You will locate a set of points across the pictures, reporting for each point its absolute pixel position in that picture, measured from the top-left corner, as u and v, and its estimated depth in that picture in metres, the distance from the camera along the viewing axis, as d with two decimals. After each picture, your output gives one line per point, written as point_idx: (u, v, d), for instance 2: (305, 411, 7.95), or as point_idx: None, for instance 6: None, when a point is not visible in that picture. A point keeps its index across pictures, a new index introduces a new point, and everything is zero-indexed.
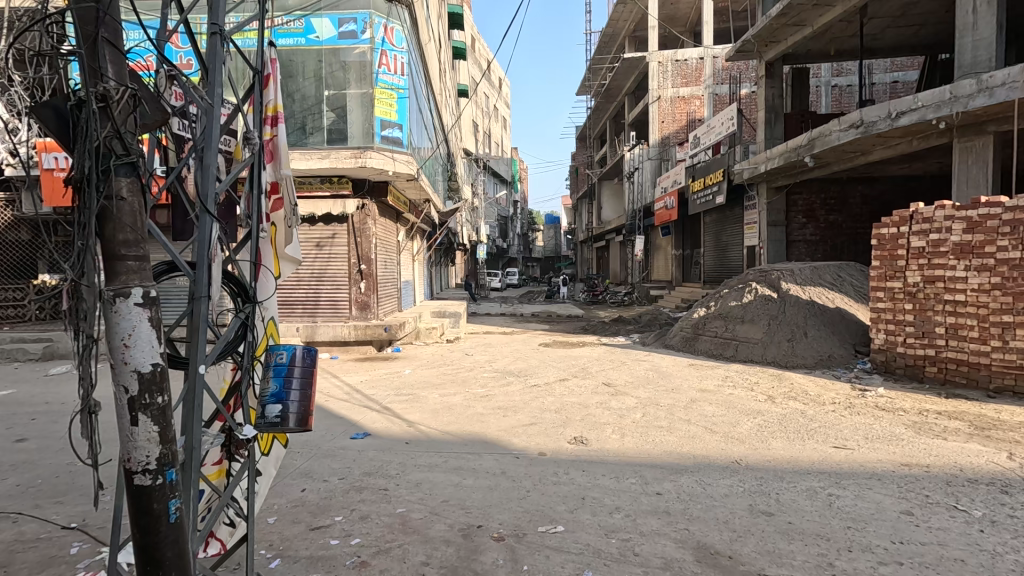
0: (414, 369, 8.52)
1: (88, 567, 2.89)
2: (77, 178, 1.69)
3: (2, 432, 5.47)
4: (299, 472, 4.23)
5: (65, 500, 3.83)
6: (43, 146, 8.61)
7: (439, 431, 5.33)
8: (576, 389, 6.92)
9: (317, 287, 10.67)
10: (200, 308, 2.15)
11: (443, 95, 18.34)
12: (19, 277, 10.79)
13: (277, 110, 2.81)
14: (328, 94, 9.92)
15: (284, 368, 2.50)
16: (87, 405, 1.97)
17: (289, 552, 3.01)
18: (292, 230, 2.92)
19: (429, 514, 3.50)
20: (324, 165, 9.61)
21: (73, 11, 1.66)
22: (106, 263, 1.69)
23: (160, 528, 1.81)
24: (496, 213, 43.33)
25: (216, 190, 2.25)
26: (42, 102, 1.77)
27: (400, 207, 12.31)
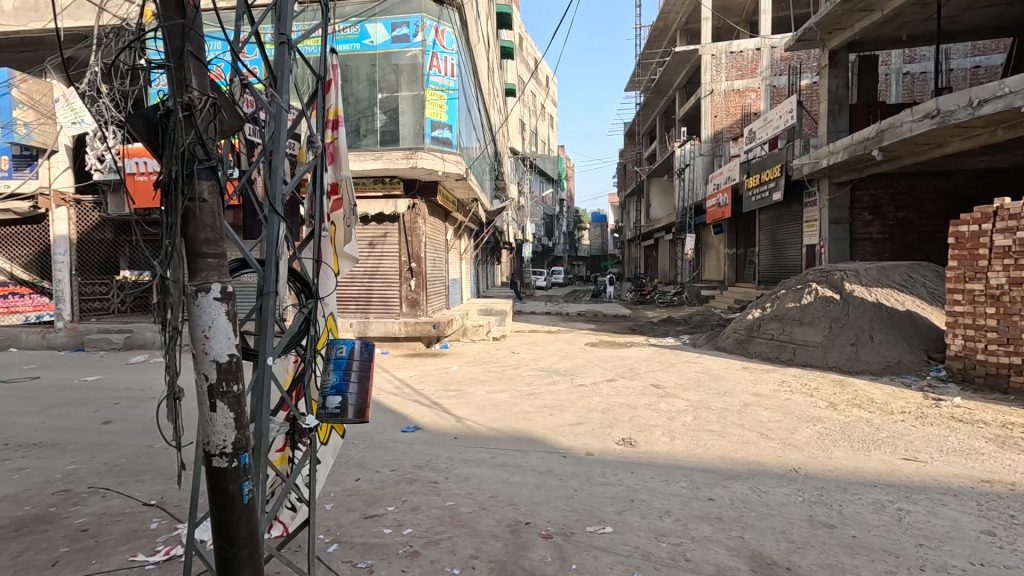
0: (462, 365, 8.66)
1: (166, 541, 3.13)
2: (164, 182, 1.82)
3: (91, 414, 6.00)
4: (353, 462, 4.41)
5: (145, 478, 4.16)
6: (129, 153, 9.25)
7: (486, 428, 5.40)
8: (623, 390, 6.84)
9: (370, 285, 11.03)
10: (268, 303, 2.28)
11: (490, 95, 18.49)
12: (104, 273, 11.60)
13: (338, 114, 2.92)
14: (381, 97, 10.24)
15: (344, 361, 2.61)
16: (171, 391, 2.12)
17: (346, 538, 3.14)
18: (350, 229, 3.03)
19: (478, 508, 3.56)
20: (377, 166, 9.94)
21: (161, 27, 1.79)
22: (191, 260, 1.82)
23: (234, 507, 1.94)
24: (542, 211, 43.32)
25: (283, 191, 2.37)
26: (134, 111, 1.91)
27: (449, 206, 12.54)
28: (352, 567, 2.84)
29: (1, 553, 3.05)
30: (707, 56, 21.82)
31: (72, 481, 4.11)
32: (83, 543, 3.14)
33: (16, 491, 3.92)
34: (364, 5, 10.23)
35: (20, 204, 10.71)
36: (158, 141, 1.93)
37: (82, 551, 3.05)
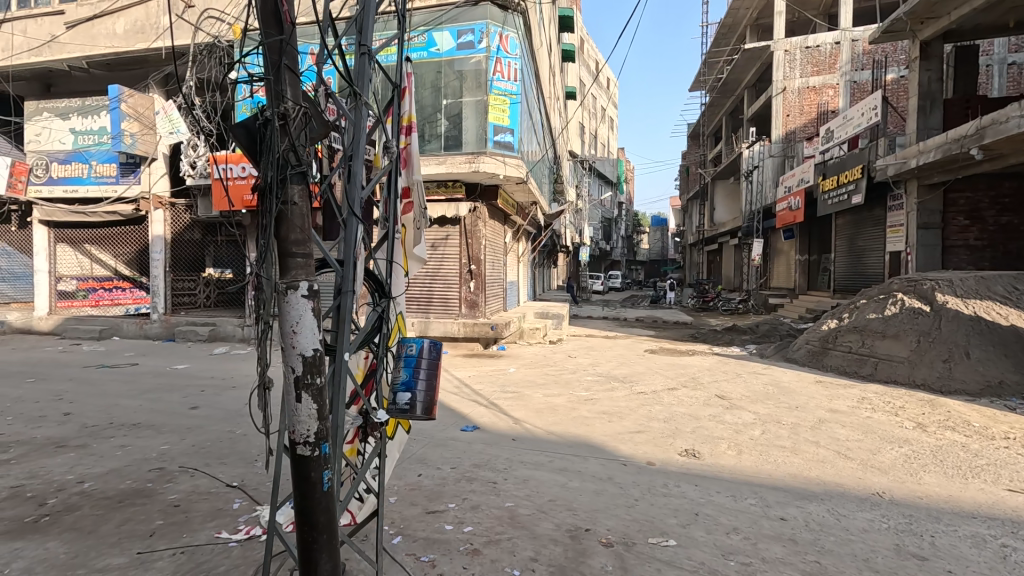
0: (519, 367, 8.71)
1: (246, 521, 3.35)
2: (261, 187, 1.97)
3: (181, 400, 6.56)
4: (415, 458, 4.54)
5: (227, 461, 4.49)
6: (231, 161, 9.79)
7: (544, 431, 5.40)
8: (686, 399, 6.62)
9: (431, 286, 11.34)
10: (346, 301, 2.39)
11: (551, 98, 18.53)
12: (192, 270, 13.12)
13: (411, 119, 3.00)
14: (446, 103, 10.54)
15: (413, 359, 2.70)
16: (262, 381, 2.27)
17: (409, 531, 3.24)
18: (420, 232, 3.12)
19: (537, 511, 3.56)
20: (440, 170, 10.20)
21: (262, 43, 1.92)
22: (281, 260, 1.95)
23: (314, 494, 2.05)
24: (600, 214, 42.82)
25: (360, 195, 2.47)
26: (235, 121, 2.07)
27: (508, 209, 12.68)
28: (415, 560, 2.91)
29: (108, 521, 3.38)
30: (780, 52, 20.84)
31: (166, 459, 4.51)
32: (175, 517, 3.42)
33: (119, 466, 4.34)
34: (432, 14, 10.58)
35: (125, 206, 11.90)
36: (256, 149, 2.08)
37: (176, 524, 3.33)
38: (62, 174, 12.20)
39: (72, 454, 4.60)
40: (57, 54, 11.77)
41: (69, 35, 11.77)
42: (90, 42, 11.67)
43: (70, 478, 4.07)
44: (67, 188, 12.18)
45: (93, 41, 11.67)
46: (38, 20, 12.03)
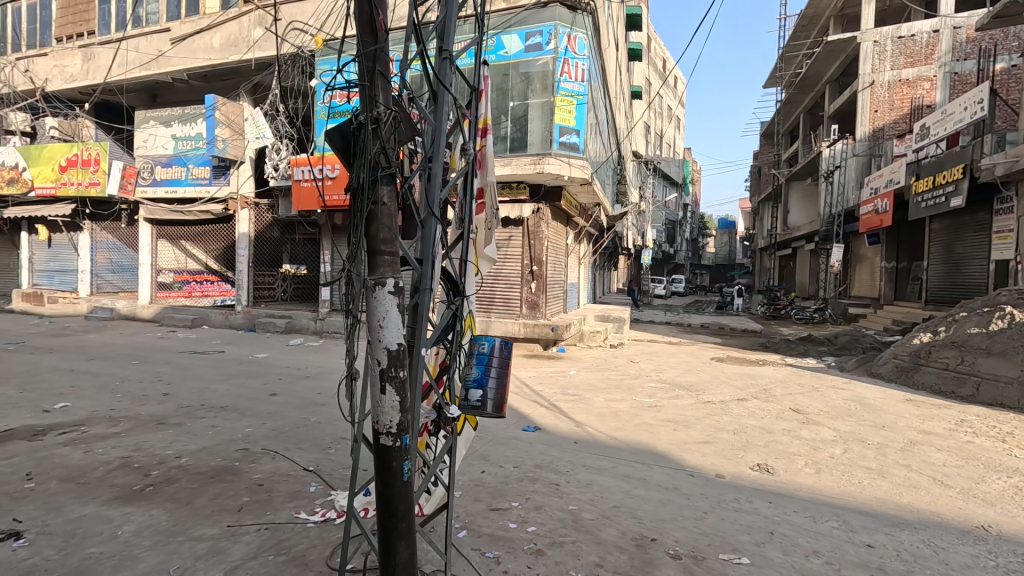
0: (580, 370, 8.63)
1: (323, 504, 3.55)
2: (355, 188, 2.09)
3: (263, 386, 7.05)
4: (478, 455, 4.62)
5: (304, 446, 4.76)
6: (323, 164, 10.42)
7: (607, 436, 5.33)
8: (757, 411, 6.29)
9: (493, 286, 11.50)
10: (425, 297, 2.47)
11: (617, 98, 18.26)
12: (270, 266, 13.95)
13: (487, 122, 3.06)
14: (512, 106, 10.65)
15: (485, 356, 2.81)
16: (349, 371, 2.40)
17: (474, 527, 3.29)
18: (492, 232, 3.17)
19: (601, 516, 3.51)
20: (506, 172, 10.34)
21: (358, 51, 2.03)
22: (371, 257, 2.05)
23: (395, 482, 2.14)
24: (664, 216, 41.62)
25: (440, 197, 2.55)
26: (330, 126, 2.19)
27: (571, 211, 12.63)
28: (481, 556, 2.95)
29: (202, 494, 3.69)
30: (868, 44, 19.44)
31: (250, 441, 4.85)
32: (259, 495, 3.68)
33: (210, 444, 4.72)
34: (502, 18, 10.73)
35: (216, 205, 12.97)
36: (350, 152, 2.20)
37: (260, 502, 3.58)
38: (164, 177, 13.45)
39: (170, 431, 5.05)
40: (162, 68, 12.96)
41: (173, 50, 12.93)
42: (190, 55, 12.76)
43: (169, 453, 4.48)
44: (168, 189, 13.40)
45: (193, 54, 12.74)
46: (148, 37, 13.33)
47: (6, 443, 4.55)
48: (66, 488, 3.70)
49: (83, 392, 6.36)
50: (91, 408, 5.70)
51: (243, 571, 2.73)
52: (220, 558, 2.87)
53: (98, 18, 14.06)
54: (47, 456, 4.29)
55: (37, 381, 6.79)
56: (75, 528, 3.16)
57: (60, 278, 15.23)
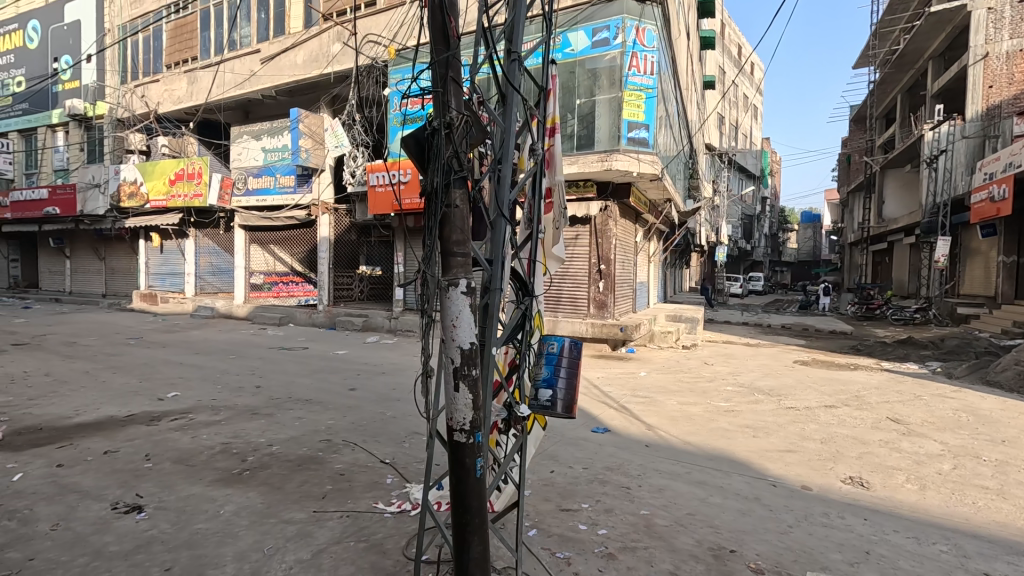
0: (650, 371, 8.39)
1: (399, 496, 3.71)
2: (430, 192, 2.17)
3: (342, 381, 7.46)
4: (547, 454, 4.63)
5: (381, 439, 5.00)
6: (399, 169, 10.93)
7: (680, 440, 5.15)
8: (848, 420, 5.81)
9: (560, 285, 11.46)
10: (495, 297, 2.50)
11: (688, 89, 17.54)
12: (348, 268, 14.71)
13: (555, 121, 3.05)
14: (579, 103, 10.55)
15: (554, 356, 2.80)
16: (425, 368, 2.48)
17: (544, 526, 3.30)
18: (560, 231, 3.16)
19: (675, 524, 3.40)
20: (572, 170, 10.28)
21: (431, 58, 2.10)
22: (444, 258, 2.12)
23: (469, 478, 2.19)
24: (741, 212, 39.45)
25: (509, 198, 2.56)
26: (405, 133, 2.28)
27: (641, 208, 12.31)
28: (552, 556, 2.96)
29: (291, 480, 3.98)
30: (980, 12, 17.41)
31: (332, 433, 5.16)
32: (341, 484, 3.91)
33: (297, 434, 5.07)
34: (568, 15, 10.68)
35: (300, 211, 13.89)
36: (423, 158, 2.28)
37: (341, 491, 3.80)
38: (256, 186, 14.63)
39: (263, 421, 5.48)
40: (254, 86, 14.09)
41: (263, 69, 14.00)
42: (277, 73, 13.76)
43: (262, 441, 4.86)
44: (259, 198, 14.56)
45: (280, 72, 13.72)
46: (242, 59, 14.55)
47: (129, 426, 5.14)
48: (177, 469, 4.12)
49: (190, 383, 7.05)
50: (197, 397, 6.31)
51: (328, 555, 2.91)
52: (308, 541, 3.07)
53: (200, 45, 15.57)
54: (161, 439, 4.80)
55: (152, 372, 7.61)
56: (185, 505, 3.51)
57: (170, 280, 16.98)
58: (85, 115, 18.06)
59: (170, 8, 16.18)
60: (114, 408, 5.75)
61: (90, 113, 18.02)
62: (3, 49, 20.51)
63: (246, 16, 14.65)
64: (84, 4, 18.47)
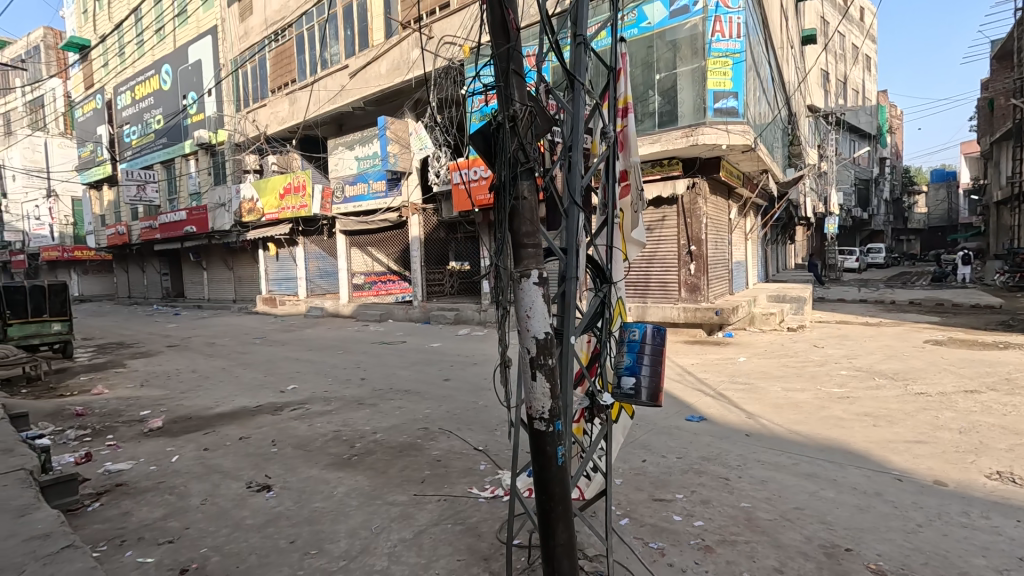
0: (750, 356, 7.87)
1: (491, 482, 3.84)
2: (499, 186, 2.21)
3: (437, 373, 7.83)
4: (639, 443, 4.53)
5: (474, 427, 5.20)
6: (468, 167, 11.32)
7: (786, 429, 4.80)
8: (995, 407, 5.05)
9: (648, 270, 11.10)
10: (570, 286, 2.47)
11: (784, 47, 15.97)
12: (437, 264, 15.36)
13: (627, 101, 2.91)
14: (659, 78, 10.08)
15: (637, 344, 2.70)
16: (504, 359, 2.53)
17: (637, 515, 3.25)
18: (638, 215, 2.99)
19: (781, 518, 3.17)
20: (655, 149, 9.93)
21: (493, 54, 2.12)
22: (515, 251, 2.15)
23: (551, 466, 2.22)
24: (854, 176, 35.39)
25: (581, 184, 2.51)
26: (473, 131, 2.34)
27: (733, 182, 11.52)
28: (644, 545, 2.91)
29: (394, 465, 4.28)
30: None
31: (429, 421, 5.45)
32: (438, 470, 4.13)
33: (398, 423, 5.43)
34: None
35: (392, 214, 14.73)
36: (492, 153, 2.33)
37: (439, 476, 4.01)
38: (352, 194, 15.74)
39: (368, 410, 5.94)
40: (344, 100, 15.10)
41: (352, 83, 14.97)
42: (364, 84, 14.61)
43: (368, 429, 5.27)
44: (355, 204, 15.66)
45: (366, 83, 14.53)
46: (333, 76, 15.65)
47: (258, 416, 5.83)
48: (298, 454, 4.60)
49: (306, 377, 7.79)
50: (311, 390, 6.97)
51: (428, 536, 3.10)
52: (410, 522, 3.29)
53: (297, 67, 16.99)
54: (283, 427, 5.38)
55: (275, 368, 8.53)
56: (304, 486, 3.91)
57: (286, 285, 18.86)
58: (210, 143, 20.49)
59: (271, 38, 17.83)
60: (245, 400, 6.53)
61: (213, 141, 20.42)
62: (144, 93, 23.82)
63: (334, 36, 15.73)
64: (203, 45, 20.92)
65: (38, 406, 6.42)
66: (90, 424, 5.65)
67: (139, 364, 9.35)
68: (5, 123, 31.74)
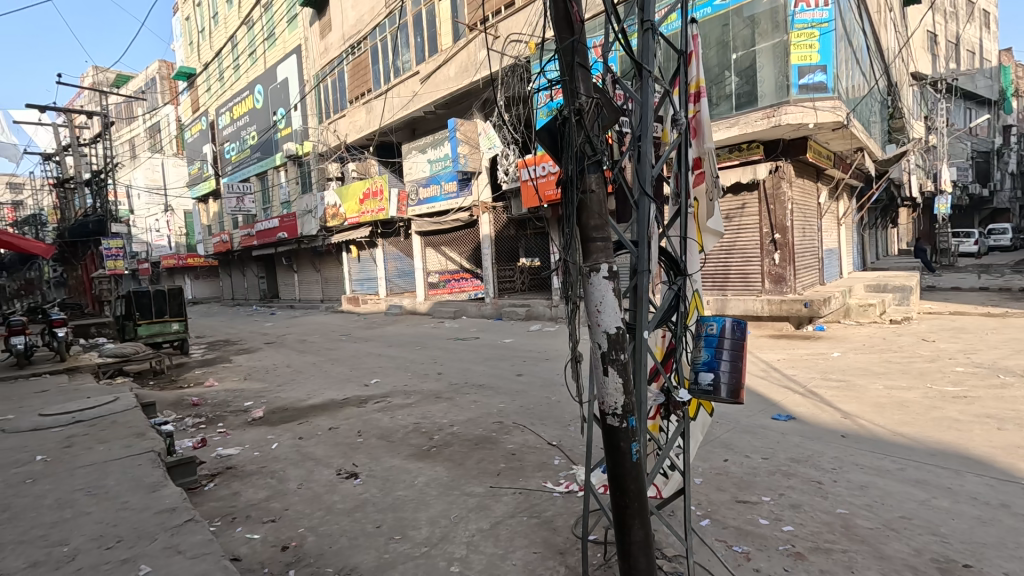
0: (845, 351, 7.24)
1: (566, 477, 3.84)
2: (566, 181, 2.21)
3: (511, 368, 7.95)
4: (719, 441, 4.34)
5: (547, 422, 5.23)
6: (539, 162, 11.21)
7: (888, 430, 4.39)
8: None
9: (727, 261, 10.52)
10: (643, 280, 2.40)
11: (882, 11, 14.43)
12: (509, 262, 15.52)
13: (700, 84, 2.76)
14: (736, 58, 9.50)
15: (715, 338, 2.55)
16: (574, 354, 2.51)
17: (718, 517, 3.12)
18: (714, 203, 2.82)
19: (883, 527, 2.91)
20: (732, 134, 9.39)
21: (558, 48, 2.13)
22: (584, 245, 2.13)
23: (625, 463, 2.19)
24: (970, 148, 31.39)
25: (652, 174, 2.42)
26: (539, 127, 2.35)
27: (823, 163, 10.66)
28: (728, 548, 2.78)
29: (470, 457, 4.41)
30: None
31: (503, 415, 5.55)
32: (513, 463, 4.20)
33: (473, 417, 5.57)
34: None
35: (463, 214, 15.16)
36: (558, 149, 2.33)
37: (514, 469, 4.08)
38: (425, 196, 16.39)
39: (445, 404, 6.15)
40: (416, 105, 15.64)
41: (423, 88, 15.49)
42: (434, 88, 15.05)
43: (445, 422, 5.46)
44: (429, 206, 16.30)
45: (437, 87, 14.95)
46: (405, 82, 16.28)
47: (345, 407, 6.23)
48: (381, 444, 4.87)
49: (386, 372, 8.19)
50: (392, 384, 7.33)
51: (504, 528, 3.16)
52: (486, 513, 3.38)
53: (373, 77, 17.86)
54: (368, 419, 5.71)
55: (359, 363, 9.05)
56: (388, 475, 4.13)
57: (367, 284, 19.98)
58: (297, 154, 22.13)
59: (348, 51, 18.87)
60: (333, 392, 7.01)
61: (300, 152, 21.98)
62: (241, 112, 26.17)
63: (405, 44, 16.36)
64: (289, 64, 22.59)
65: (163, 396, 7.29)
66: (204, 413, 6.34)
67: (243, 359, 10.31)
68: (131, 148, 36.22)
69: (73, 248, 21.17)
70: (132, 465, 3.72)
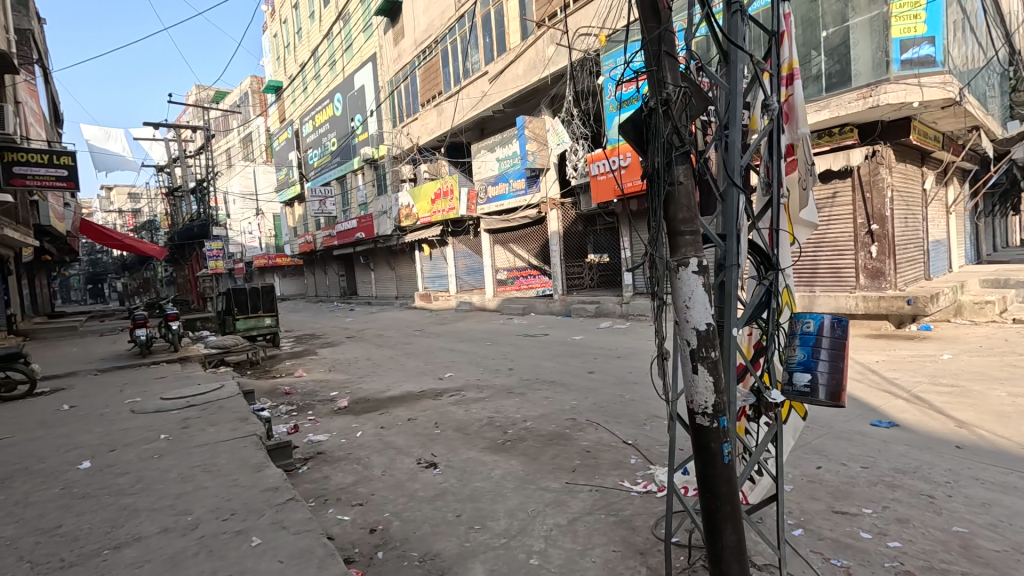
0: (957, 353, 6.53)
1: (643, 477, 3.77)
2: (651, 173, 2.16)
3: (582, 365, 7.89)
4: (811, 447, 4.08)
5: (622, 421, 5.14)
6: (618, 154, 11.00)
7: (1014, 443, 3.90)
8: None
9: (815, 254, 9.79)
10: (732, 274, 2.30)
11: None
12: (575, 258, 15.26)
13: (793, 66, 2.60)
14: (826, 35, 8.78)
15: (811, 337, 2.39)
16: (660, 351, 2.45)
17: (813, 527, 2.93)
18: (808, 192, 2.65)
19: (1012, 550, 2.60)
20: (823, 117, 8.70)
21: (644, 39, 2.09)
22: (671, 238, 2.08)
23: (716, 464, 2.11)
24: None
25: (741, 164, 2.31)
26: (623, 119, 2.31)
27: (929, 144, 9.63)
28: (825, 561, 2.61)
29: (545, 452, 4.44)
30: None
31: (576, 412, 5.53)
32: (588, 460, 4.18)
33: (545, 412, 5.60)
34: None
35: (532, 210, 15.26)
36: (642, 141, 2.27)
37: (589, 467, 4.05)
38: (495, 194, 16.62)
39: (517, 399, 6.21)
40: (485, 105, 15.88)
41: (492, 88, 15.70)
42: (503, 87, 15.20)
43: (518, 416, 5.52)
44: (497, 204, 16.51)
45: (506, 86, 15.10)
46: (475, 83, 16.62)
47: (422, 400, 6.48)
48: (458, 436, 5.01)
49: (459, 366, 8.41)
50: (465, 378, 7.52)
51: (581, 524, 3.16)
52: (563, 508, 3.39)
53: (444, 80, 18.36)
54: (444, 411, 5.90)
55: (433, 357, 9.37)
56: (465, 466, 4.25)
57: (438, 281, 20.60)
58: (373, 158, 23.21)
59: (420, 56, 19.52)
60: (410, 385, 7.31)
61: (376, 156, 23.03)
62: (322, 120, 27.86)
63: (474, 45, 16.66)
64: (365, 72, 23.74)
65: (260, 385, 7.96)
66: (295, 401, 6.84)
67: (327, 352, 11.01)
68: (227, 158, 39.66)
69: (181, 250, 23.59)
70: (238, 446, 4.09)
